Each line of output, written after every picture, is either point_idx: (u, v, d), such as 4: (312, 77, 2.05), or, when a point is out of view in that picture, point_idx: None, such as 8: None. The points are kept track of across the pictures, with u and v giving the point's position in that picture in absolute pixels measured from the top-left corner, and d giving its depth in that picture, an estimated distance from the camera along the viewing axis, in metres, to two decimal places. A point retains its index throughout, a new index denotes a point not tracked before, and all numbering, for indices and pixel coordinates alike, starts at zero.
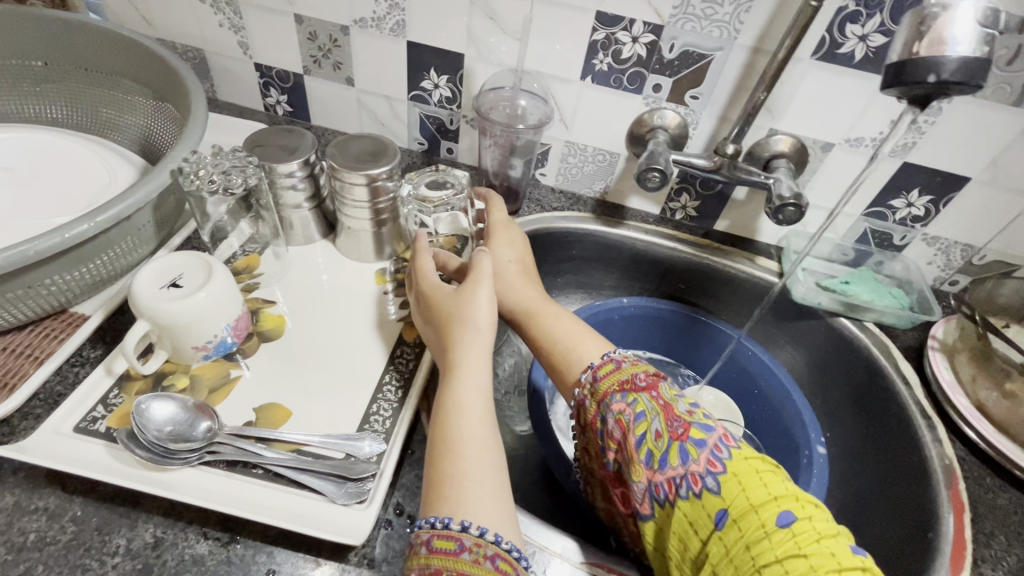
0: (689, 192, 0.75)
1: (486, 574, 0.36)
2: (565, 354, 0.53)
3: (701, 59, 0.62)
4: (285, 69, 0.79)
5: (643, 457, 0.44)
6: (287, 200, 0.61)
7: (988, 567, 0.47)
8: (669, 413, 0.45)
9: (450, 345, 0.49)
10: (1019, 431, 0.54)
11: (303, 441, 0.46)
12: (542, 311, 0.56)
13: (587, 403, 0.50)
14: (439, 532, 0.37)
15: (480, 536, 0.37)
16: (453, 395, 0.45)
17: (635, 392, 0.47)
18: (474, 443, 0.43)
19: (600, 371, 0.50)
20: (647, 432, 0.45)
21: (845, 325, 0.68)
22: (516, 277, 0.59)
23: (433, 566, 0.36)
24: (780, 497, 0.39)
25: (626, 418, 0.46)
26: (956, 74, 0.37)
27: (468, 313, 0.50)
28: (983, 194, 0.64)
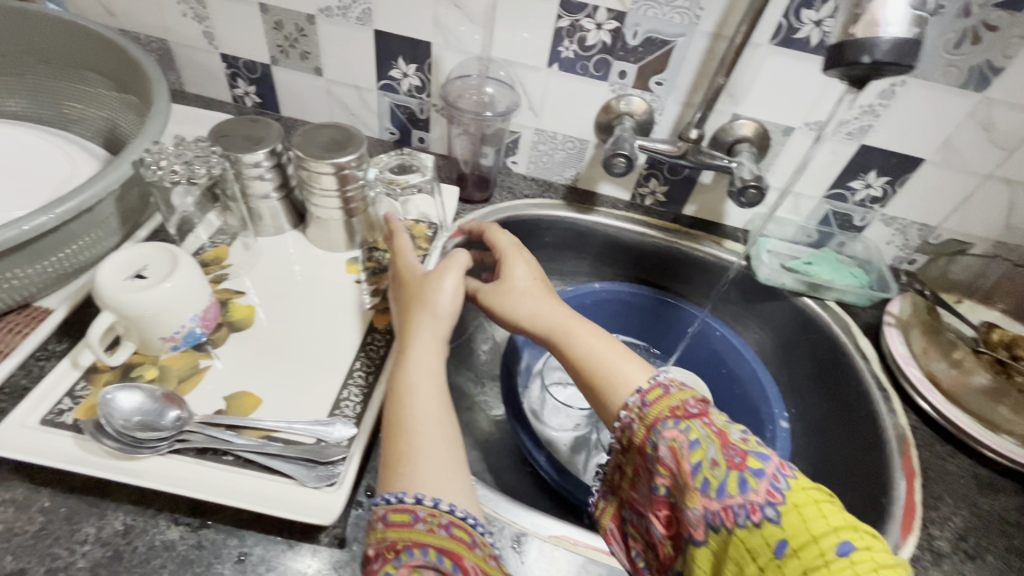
0: (657, 178, 0.76)
1: (441, 541, 0.38)
2: (604, 377, 0.45)
3: (664, 45, 0.64)
4: (252, 60, 0.78)
5: (699, 485, 0.37)
6: (255, 190, 0.61)
7: (936, 528, 0.50)
8: (724, 439, 0.38)
9: (410, 322, 0.51)
10: (967, 400, 0.57)
11: (273, 427, 0.46)
12: (571, 329, 0.49)
13: (633, 427, 0.42)
14: (393, 506, 0.39)
15: (433, 507, 0.39)
16: (406, 375, 0.47)
17: (686, 417, 0.40)
18: (429, 422, 0.44)
19: (647, 395, 0.42)
20: (701, 460, 0.37)
21: (808, 305, 0.71)
22: (536, 298, 0.52)
23: (390, 539, 0.38)
24: (839, 528, 0.33)
25: (677, 445, 0.39)
26: (889, 55, 0.38)
27: (433, 297, 0.52)
28: (936, 174, 0.67)
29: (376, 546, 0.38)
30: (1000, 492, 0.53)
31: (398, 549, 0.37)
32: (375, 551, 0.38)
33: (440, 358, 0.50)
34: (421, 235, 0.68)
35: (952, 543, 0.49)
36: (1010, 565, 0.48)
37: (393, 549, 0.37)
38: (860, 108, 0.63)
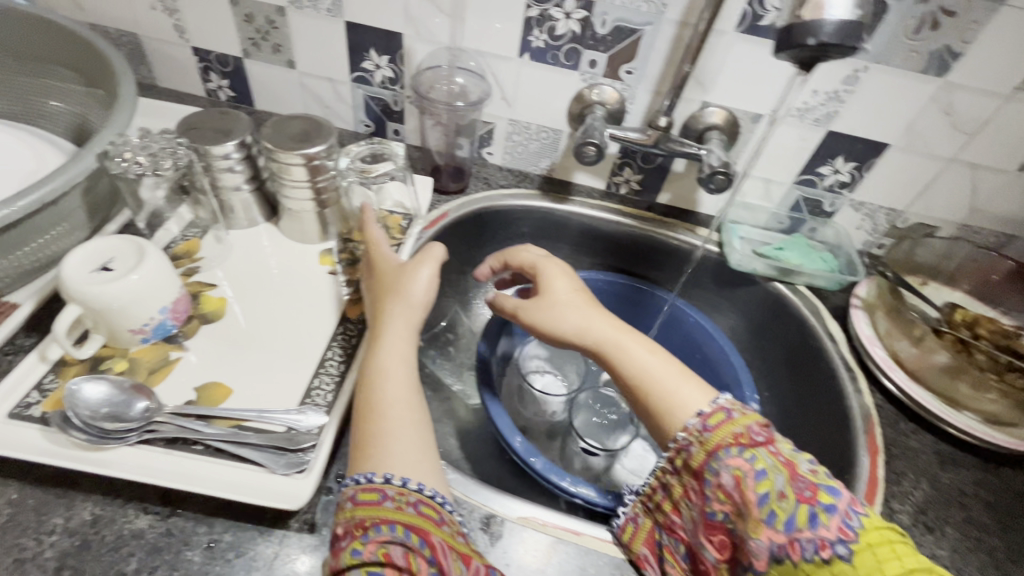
0: (631, 166, 0.77)
1: (409, 518, 0.39)
2: (667, 396, 0.46)
3: (632, 34, 0.64)
4: (224, 53, 0.78)
5: (765, 516, 0.37)
6: (225, 182, 0.61)
7: (897, 502, 0.51)
8: (793, 470, 0.39)
9: (382, 312, 0.52)
10: (929, 378, 0.58)
11: (243, 417, 0.47)
12: (625, 345, 0.50)
13: (692, 450, 0.43)
14: (362, 486, 0.40)
15: (401, 487, 0.41)
16: (377, 360, 0.48)
17: (752, 446, 0.41)
18: (400, 407, 0.46)
19: (710, 420, 0.43)
20: (769, 490, 0.38)
21: (779, 289, 0.72)
22: (581, 309, 0.52)
23: (358, 517, 0.39)
24: (912, 570, 0.34)
25: (743, 474, 0.40)
26: (834, 36, 0.39)
27: (407, 287, 0.52)
28: (901, 159, 0.68)
29: (344, 524, 0.39)
30: (961, 466, 0.55)
31: (366, 526, 0.38)
32: (343, 530, 0.39)
33: (412, 345, 0.50)
34: (395, 226, 0.68)
35: (912, 516, 0.50)
36: (968, 536, 0.50)
37: (361, 527, 0.38)
38: (826, 94, 0.64)
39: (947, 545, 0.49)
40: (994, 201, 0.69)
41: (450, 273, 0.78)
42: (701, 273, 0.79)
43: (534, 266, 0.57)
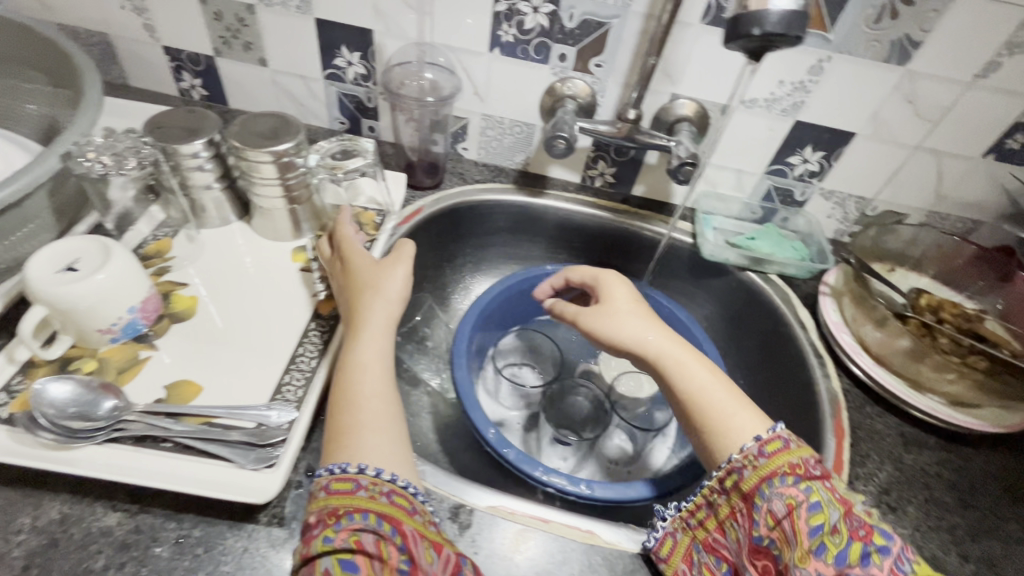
0: (604, 159, 0.77)
1: (381, 507, 0.40)
2: (722, 419, 0.49)
3: (600, 27, 0.64)
4: (195, 52, 0.77)
5: (815, 548, 0.39)
6: (196, 181, 0.61)
7: (861, 483, 0.53)
8: (847, 508, 0.41)
9: (357, 310, 0.52)
10: (892, 361, 0.60)
11: (211, 413, 0.47)
12: (686, 363, 0.53)
13: (745, 472, 0.45)
14: (336, 476, 0.41)
15: (376, 477, 0.41)
16: (356, 352, 0.49)
17: (808, 479, 0.43)
18: (376, 398, 0.47)
19: (766, 445, 0.45)
20: (823, 523, 0.40)
21: (751, 278, 0.73)
22: (647, 325, 0.56)
23: (331, 506, 0.39)
24: None
25: (797, 503, 0.41)
26: (778, 26, 0.40)
27: (384, 283, 0.53)
28: (867, 147, 0.69)
29: (317, 513, 0.39)
30: (924, 447, 0.56)
31: (339, 514, 0.39)
32: (315, 518, 0.39)
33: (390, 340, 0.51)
34: (368, 222, 0.68)
35: (875, 497, 0.52)
36: (929, 515, 0.51)
37: (333, 515, 0.39)
38: (792, 85, 0.65)
39: (909, 524, 0.50)
40: (959, 187, 0.71)
41: (427, 269, 0.78)
42: (676, 264, 0.79)
43: (598, 281, 0.62)
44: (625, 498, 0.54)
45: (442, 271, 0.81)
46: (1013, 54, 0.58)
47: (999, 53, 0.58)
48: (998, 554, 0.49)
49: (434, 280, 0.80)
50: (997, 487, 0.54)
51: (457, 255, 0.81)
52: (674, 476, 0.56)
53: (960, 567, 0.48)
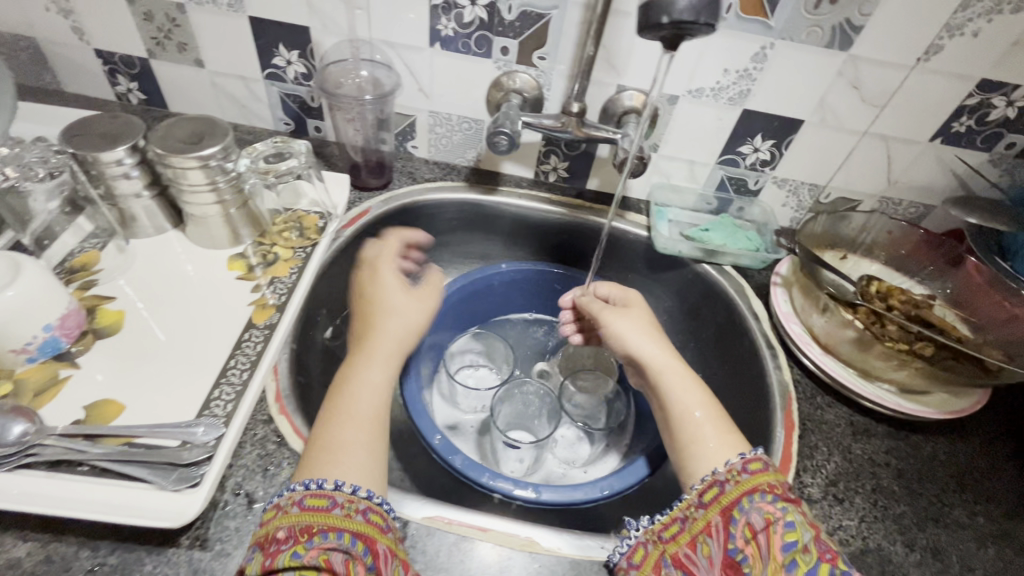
0: (556, 154, 0.76)
1: (356, 526, 0.39)
2: (694, 433, 0.49)
3: (540, 19, 0.63)
4: (129, 54, 0.74)
5: (788, 563, 0.39)
6: (123, 189, 0.58)
7: (808, 476, 0.52)
8: (818, 532, 0.41)
9: (383, 329, 0.54)
10: (840, 349, 0.60)
11: (132, 433, 0.45)
12: (676, 376, 0.53)
13: (727, 486, 0.44)
14: (311, 492, 0.40)
15: (353, 495, 0.40)
16: (356, 371, 0.49)
17: (785, 500, 0.43)
18: (366, 419, 0.46)
19: (749, 463, 0.45)
20: (796, 541, 0.40)
21: (706, 270, 0.72)
22: (648, 337, 0.57)
23: (304, 522, 0.38)
24: None
25: (774, 519, 0.41)
26: (687, 12, 0.39)
27: (397, 307, 0.56)
28: (816, 135, 0.68)
29: (287, 528, 0.38)
30: (873, 436, 0.56)
31: (313, 532, 0.38)
32: (286, 533, 0.38)
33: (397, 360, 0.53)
34: (311, 226, 0.66)
35: (823, 488, 0.51)
36: (876, 505, 0.51)
37: (307, 532, 0.38)
38: (737, 73, 0.64)
39: (855, 515, 0.50)
40: (910, 172, 0.70)
41: None
42: (632, 258, 0.78)
43: (622, 291, 0.63)
44: (571, 501, 0.54)
45: None
46: (953, 36, 0.58)
47: (939, 35, 0.58)
48: (944, 542, 0.49)
49: None
50: (944, 474, 0.54)
51: None
52: (619, 478, 0.57)
53: (905, 557, 0.47)
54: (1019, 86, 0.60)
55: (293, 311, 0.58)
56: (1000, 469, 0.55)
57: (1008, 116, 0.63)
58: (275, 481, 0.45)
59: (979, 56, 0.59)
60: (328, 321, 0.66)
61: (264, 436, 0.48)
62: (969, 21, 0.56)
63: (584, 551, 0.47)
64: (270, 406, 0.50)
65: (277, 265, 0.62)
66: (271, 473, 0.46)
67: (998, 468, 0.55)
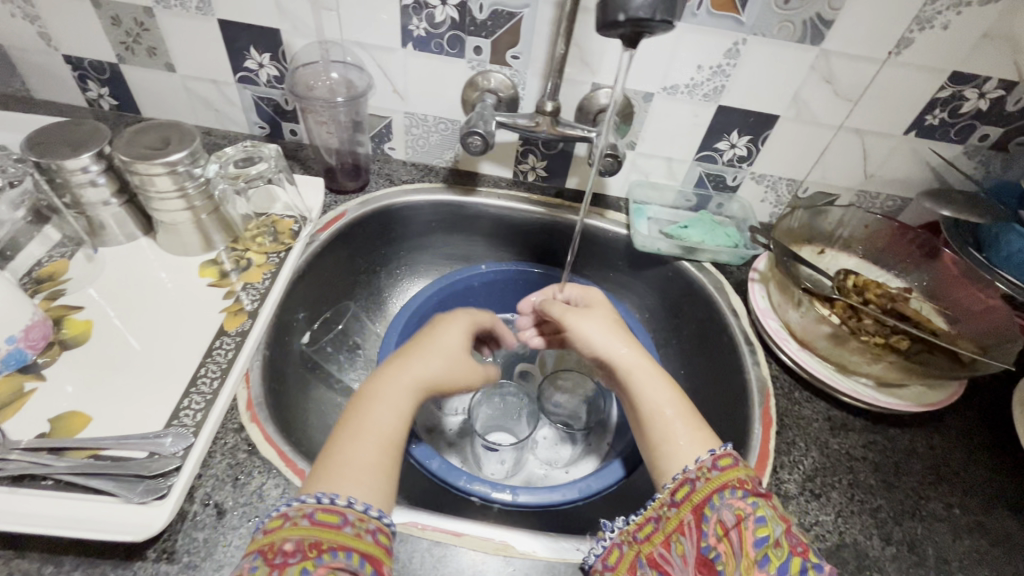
0: (534, 153, 0.76)
1: (367, 547, 0.37)
2: (665, 431, 0.49)
3: (512, 17, 0.62)
4: (98, 60, 0.73)
5: (760, 559, 0.38)
6: (90, 197, 0.57)
7: (785, 472, 0.52)
8: (789, 525, 0.40)
9: (451, 383, 0.51)
10: (816, 344, 0.60)
11: (98, 445, 0.44)
12: (643, 375, 0.52)
13: (697, 484, 0.44)
14: (323, 506, 0.38)
15: (367, 514, 0.39)
16: (389, 388, 0.46)
17: (755, 494, 0.42)
18: (390, 442, 0.43)
19: (719, 460, 0.45)
20: (767, 536, 0.39)
21: (686, 267, 0.72)
22: (613, 336, 0.56)
23: (313, 537, 0.36)
24: None
25: (744, 515, 0.40)
26: (644, 10, 0.40)
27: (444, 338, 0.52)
28: (791, 130, 0.68)
29: (295, 541, 0.36)
30: (850, 430, 0.56)
31: (322, 549, 0.36)
32: (294, 546, 0.36)
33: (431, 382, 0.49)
34: (285, 230, 0.66)
35: (800, 484, 0.51)
36: (852, 499, 0.51)
37: (316, 548, 0.36)
38: (710, 69, 0.64)
39: (832, 510, 0.49)
40: (886, 166, 0.70)
41: (358, 275, 0.76)
42: (612, 256, 0.78)
43: (582, 291, 0.63)
44: (549, 503, 0.55)
45: (375, 276, 0.78)
46: (923, 29, 0.58)
47: (909, 28, 0.58)
48: (920, 536, 0.49)
49: (367, 286, 0.77)
50: (921, 467, 0.54)
51: (390, 258, 0.79)
52: (597, 478, 0.57)
53: (881, 551, 0.47)
54: (990, 78, 0.60)
55: (265, 317, 0.57)
56: (976, 460, 0.55)
57: (980, 108, 0.63)
58: (245, 490, 0.45)
59: (950, 48, 0.59)
60: (305, 326, 0.66)
61: (235, 445, 0.47)
62: (938, 14, 0.56)
63: (558, 552, 0.46)
64: (241, 414, 0.50)
65: (251, 270, 0.61)
66: (241, 483, 0.45)
67: (974, 460, 0.55)
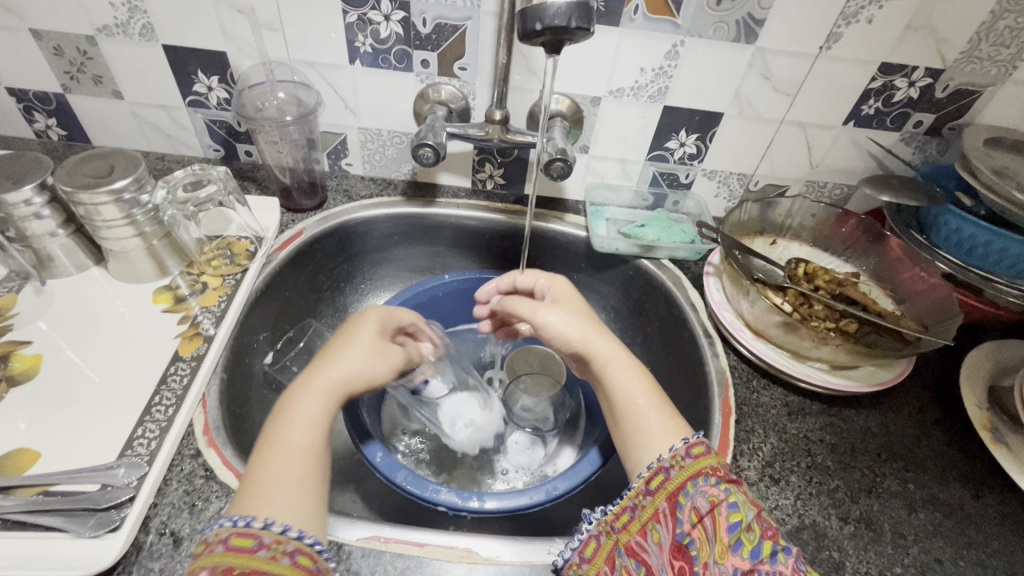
0: (491, 162, 0.77)
1: (283, 570, 0.36)
2: (637, 420, 0.49)
3: (455, 30, 0.63)
4: (43, 91, 0.72)
5: (733, 544, 0.38)
6: (35, 229, 0.57)
7: (745, 460, 0.53)
8: (758, 509, 0.41)
9: (362, 383, 0.48)
10: (770, 333, 0.61)
11: (48, 481, 0.43)
12: (617, 367, 0.53)
13: (671, 472, 0.44)
14: (237, 530, 0.37)
15: (282, 534, 0.37)
16: (306, 402, 0.44)
17: (727, 481, 0.42)
18: (309, 456, 0.42)
19: (692, 448, 0.45)
20: (740, 521, 0.39)
21: (644, 265, 0.73)
22: (593, 330, 0.55)
23: (226, 564, 0.35)
24: None
25: (718, 502, 0.41)
26: (559, 18, 0.43)
27: (355, 335, 0.50)
28: (736, 126, 0.70)
29: (208, 571, 0.35)
30: (808, 414, 0.57)
31: None
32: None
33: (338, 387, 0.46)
34: (242, 251, 0.65)
35: (759, 471, 0.52)
36: (811, 482, 0.52)
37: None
38: (653, 71, 0.65)
39: (791, 494, 0.50)
40: (829, 156, 0.73)
41: (322, 292, 0.75)
42: (575, 259, 0.79)
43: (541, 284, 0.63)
44: (516, 507, 0.54)
45: (340, 292, 0.78)
46: (850, 23, 0.60)
47: (837, 23, 0.60)
48: (876, 513, 0.50)
49: (332, 302, 0.77)
50: (876, 445, 0.55)
51: (353, 273, 0.79)
52: (564, 478, 0.57)
53: (839, 530, 0.48)
54: (917, 67, 0.63)
55: (221, 340, 0.57)
56: (929, 436, 0.56)
57: (911, 96, 0.66)
58: (203, 517, 0.44)
59: (876, 40, 0.61)
60: (267, 347, 0.65)
61: (192, 471, 0.47)
62: (862, 9, 0.59)
63: (523, 556, 0.46)
64: (199, 439, 0.49)
65: (207, 293, 0.61)
66: (199, 509, 0.44)
67: (927, 435, 0.56)
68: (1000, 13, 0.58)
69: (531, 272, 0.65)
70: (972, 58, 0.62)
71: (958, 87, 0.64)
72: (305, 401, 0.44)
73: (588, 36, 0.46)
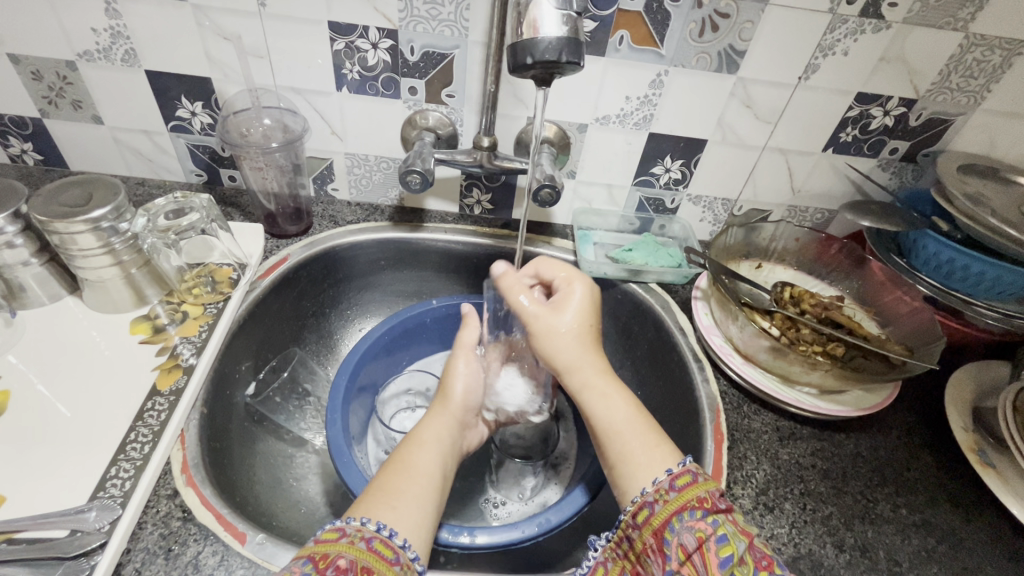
0: (478, 187, 0.77)
1: None
2: (621, 448, 0.48)
3: (443, 58, 0.64)
4: (19, 116, 0.70)
5: None
6: (8, 259, 0.55)
7: (739, 488, 0.52)
8: (750, 537, 0.40)
9: (457, 420, 0.54)
10: (760, 358, 0.61)
11: (13, 528, 0.41)
12: (606, 395, 0.51)
13: (656, 507, 0.43)
14: (383, 537, 0.39)
15: (412, 564, 0.40)
16: (427, 431, 0.51)
17: (714, 513, 0.41)
18: (433, 479, 0.47)
19: (677, 479, 0.44)
20: (732, 555, 0.38)
21: (632, 289, 0.73)
22: (575, 354, 0.53)
23: (366, 561, 0.37)
24: None
25: (703, 536, 0.40)
26: (551, 52, 0.44)
27: (450, 385, 0.57)
28: (721, 152, 0.72)
29: (351, 558, 0.37)
30: (799, 440, 0.57)
31: None
32: (347, 564, 0.36)
33: (447, 437, 0.52)
34: (224, 279, 0.64)
35: (753, 499, 0.52)
36: (805, 509, 0.51)
37: (368, 573, 0.37)
38: (638, 100, 0.66)
39: (786, 522, 0.50)
40: (810, 181, 0.74)
41: (306, 318, 0.74)
42: None
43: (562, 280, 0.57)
44: (510, 542, 0.53)
45: (325, 318, 0.76)
46: (826, 55, 0.62)
47: (814, 56, 0.62)
48: (871, 538, 0.50)
49: (316, 329, 0.75)
50: (867, 470, 0.55)
51: (339, 299, 0.77)
52: (557, 510, 0.55)
53: (835, 559, 0.48)
54: (892, 96, 0.65)
55: (202, 372, 0.55)
56: (918, 459, 0.57)
57: (887, 125, 0.68)
58: (179, 562, 0.42)
59: (853, 72, 0.63)
60: (249, 376, 0.64)
61: (169, 514, 0.45)
62: (838, 42, 0.61)
63: None
64: (178, 479, 0.47)
65: (187, 323, 0.59)
66: (175, 554, 0.42)
67: (916, 458, 0.57)
68: (968, 46, 0.60)
69: (554, 262, 0.59)
70: (943, 89, 0.64)
71: (931, 116, 0.67)
72: (427, 431, 0.51)
73: (578, 70, 0.46)
